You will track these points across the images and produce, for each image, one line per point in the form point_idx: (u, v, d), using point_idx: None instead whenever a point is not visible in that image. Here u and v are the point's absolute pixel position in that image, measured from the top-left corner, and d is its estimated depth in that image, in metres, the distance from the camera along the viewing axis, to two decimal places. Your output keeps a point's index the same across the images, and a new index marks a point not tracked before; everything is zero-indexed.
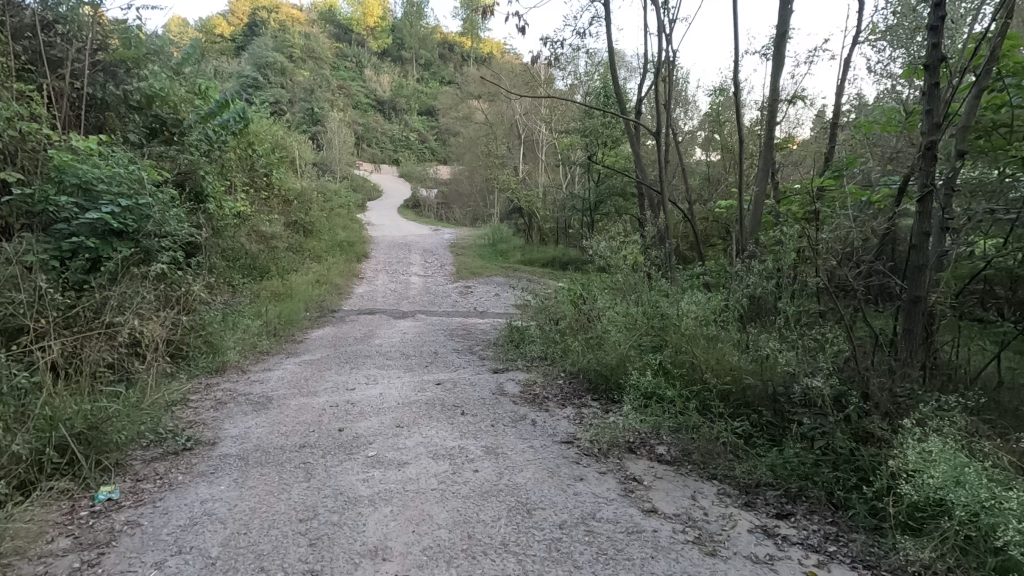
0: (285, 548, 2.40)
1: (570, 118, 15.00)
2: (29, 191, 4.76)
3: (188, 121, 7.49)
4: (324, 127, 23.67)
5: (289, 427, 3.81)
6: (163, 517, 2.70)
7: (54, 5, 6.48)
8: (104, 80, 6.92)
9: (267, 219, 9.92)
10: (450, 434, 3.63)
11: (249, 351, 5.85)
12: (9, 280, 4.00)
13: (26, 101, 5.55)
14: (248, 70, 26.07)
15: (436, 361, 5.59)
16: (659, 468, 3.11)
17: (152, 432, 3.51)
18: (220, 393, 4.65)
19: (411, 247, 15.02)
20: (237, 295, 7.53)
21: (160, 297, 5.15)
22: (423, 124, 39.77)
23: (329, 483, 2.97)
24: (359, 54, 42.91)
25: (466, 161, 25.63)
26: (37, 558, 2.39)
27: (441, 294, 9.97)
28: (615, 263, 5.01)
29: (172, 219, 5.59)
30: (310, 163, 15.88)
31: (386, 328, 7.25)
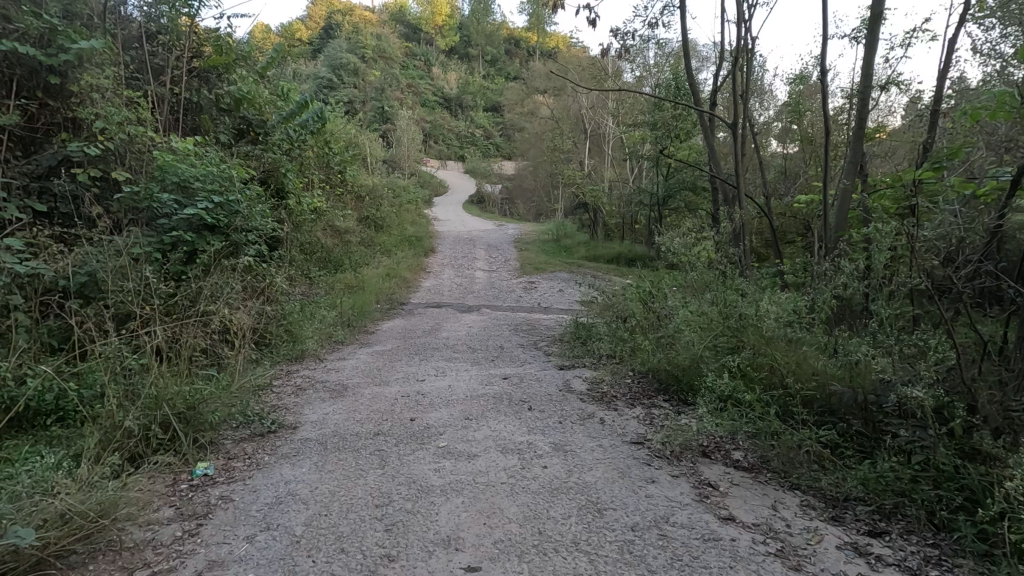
0: (363, 532, 2.49)
1: (638, 111, 14.66)
2: (135, 189, 5.19)
3: (272, 122, 8.04)
4: (394, 126, 24.35)
5: (364, 415, 3.96)
6: (251, 494, 2.89)
7: (157, 17, 7.00)
8: (199, 85, 7.44)
9: (341, 214, 10.36)
10: (518, 428, 3.65)
11: (325, 340, 6.13)
12: (119, 269, 4.39)
13: (133, 107, 6.05)
14: (323, 71, 27.35)
15: (502, 355, 5.64)
16: (736, 475, 2.99)
17: (242, 415, 3.76)
18: (300, 379, 4.92)
19: (475, 242, 15.20)
20: (314, 287, 7.89)
21: (247, 288, 5.51)
22: (488, 120, 40.16)
23: (402, 472, 3.06)
24: (428, 53, 43.82)
25: (530, 157, 25.65)
26: (146, 524, 2.61)
27: (505, 289, 10.04)
28: (688, 260, 4.85)
29: (259, 214, 5.96)
30: (380, 160, 16.38)
31: (453, 322, 7.38)
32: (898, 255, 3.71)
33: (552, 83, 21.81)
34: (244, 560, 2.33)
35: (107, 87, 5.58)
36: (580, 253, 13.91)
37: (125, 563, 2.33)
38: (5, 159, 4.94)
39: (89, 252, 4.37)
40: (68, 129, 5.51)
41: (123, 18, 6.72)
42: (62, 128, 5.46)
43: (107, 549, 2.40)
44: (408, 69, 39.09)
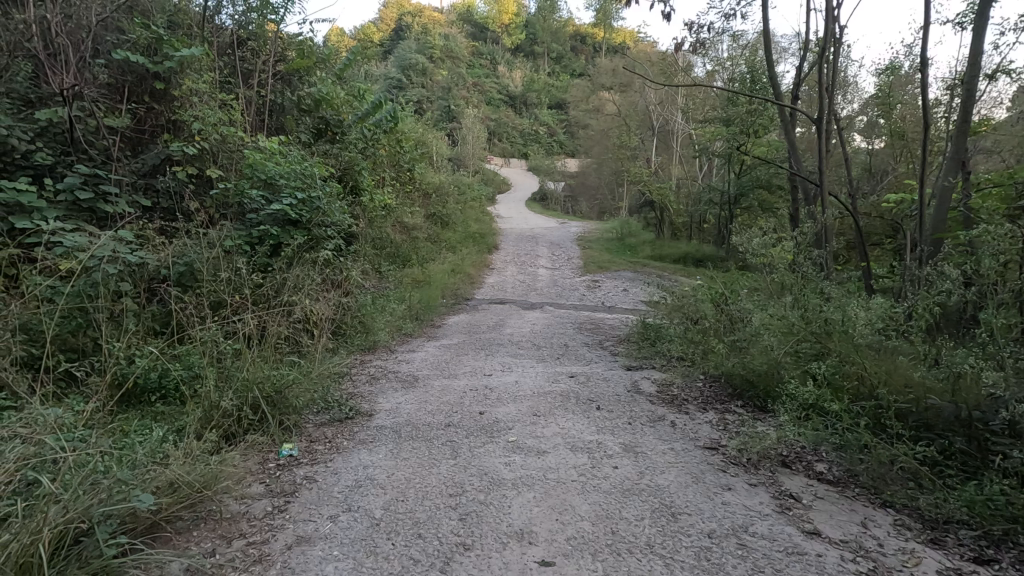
0: (439, 519, 2.57)
1: (710, 106, 14.15)
2: (228, 186, 5.56)
3: (348, 122, 8.40)
4: (460, 125, 24.75)
5: (435, 406, 4.07)
6: (333, 476, 3.04)
7: (246, 24, 7.40)
8: (283, 87, 7.85)
9: (409, 211, 10.64)
10: (587, 427, 3.64)
11: (396, 333, 6.33)
12: (214, 261, 4.73)
13: (226, 109, 6.47)
14: (393, 72, 28.15)
15: (567, 353, 5.63)
16: (821, 488, 2.84)
17: (322, 401, 3.96)
18: (374, 369, 5.12)
19: (538, 240, 15.20)
20: (384, 280, 8.14)
21: (326, 280, 5.79)
22: (553, 117, 40.02)
23: (473, 463, 3.13)
24: (493, 51, 44.21)
25: (594, 155, 25.37)
26: (240, 498, 2.81)
27: (568, 287, 10.00)
28: (766, 261, 4.65)
29: (337, 210, 6.25)
30: (446, 158, 16.69)
31: (516, 319, 7.44)
32: (1010, 260, 3.39)
33: (618, 79, 21.45)
34: (329, 538, 2.46)
35: (204, 92, 6.00)
36: (645, 253, 13.60)
37: (224, 532, 2.52)
38: (117, 157, 5.40)
39: (188, 244, 4.72)
40: (170, 130, 5.95)
41: (217, 26, 7.19)
42: (164, 130, 5.92)
43: (207, 518, 2.61)
44: (474, 68, 39.62)
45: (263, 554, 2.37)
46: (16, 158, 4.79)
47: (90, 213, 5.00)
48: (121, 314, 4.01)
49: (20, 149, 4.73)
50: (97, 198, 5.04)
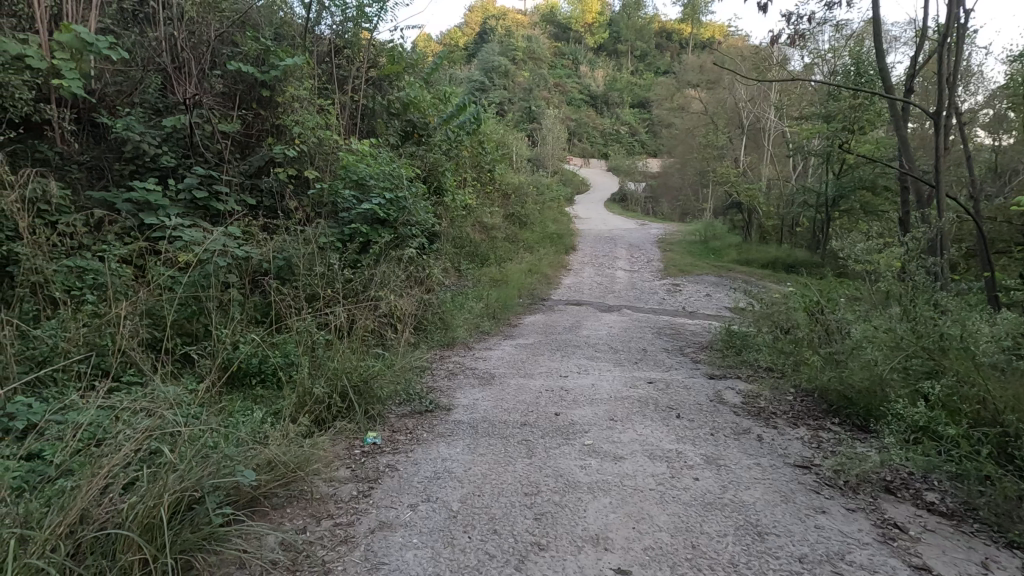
0: (515, 517, 2.59)
1: (808, 101, 13.27)
2: (324, 186, 5.91)
3: (434, 124, 8.75)
4: (540, 125, 24.84)
5: (512, 404, 4.11)
6: (413, 466, 3.15)
7: (343, 33, 7.76)
8: (375, 93, 8.24)
9: (489, 211, 10.81)
10: (665, 435, 3.53)
11: (474, 330, 6.44)
12: (310, 256, 5.05)
13: (323, 114, 6.89)
14: (476, 74, 28.73)
15: (645, 358, 5.48)
16: (931, 519, 2.58)
17: (404, 393, 4.12)
18: (452, 364, 5.25)
19: (617, 241, 14.92)
20: (463, 278, 8.30)
21: (410, 277, 6.01)
22: (635, 116, 39.15)
23: (548, 464, 3.13)
24: (576, 51, 43.94)
25: (677, 155, 24.56)
26: (329, 480, 2.98)
27: (647, 290, 9.73)
28: (870, 268, 4.30)
29: (421, 209, 6.47)
30: (526, 159, 16.79)
31: (593, 321, 7.34)
32: None
33: (705, 76, 20.63)
34: (409, 526, 2.55)
35: (304, 98, 6.42)
36: (731, 256, 12.96)
37: (314, 511, 2.69)
38: (228, 160, 5.89)
39: (288, 241, 5.06)
40: (274, 134, 6.41)
41: (317, 35, 7.61)
42: (269, 134, 6.38)
43: (300, 497, 2.80)
44: (556, 68, 39.59)
45: (349, 536, 2.50)
46: (146, 160, 5.34)
47: (205, 211, 5.48)
48: (228, 303, 4.37)
49: (149, 152, 5.27)
50: (210, 197, 5.52)
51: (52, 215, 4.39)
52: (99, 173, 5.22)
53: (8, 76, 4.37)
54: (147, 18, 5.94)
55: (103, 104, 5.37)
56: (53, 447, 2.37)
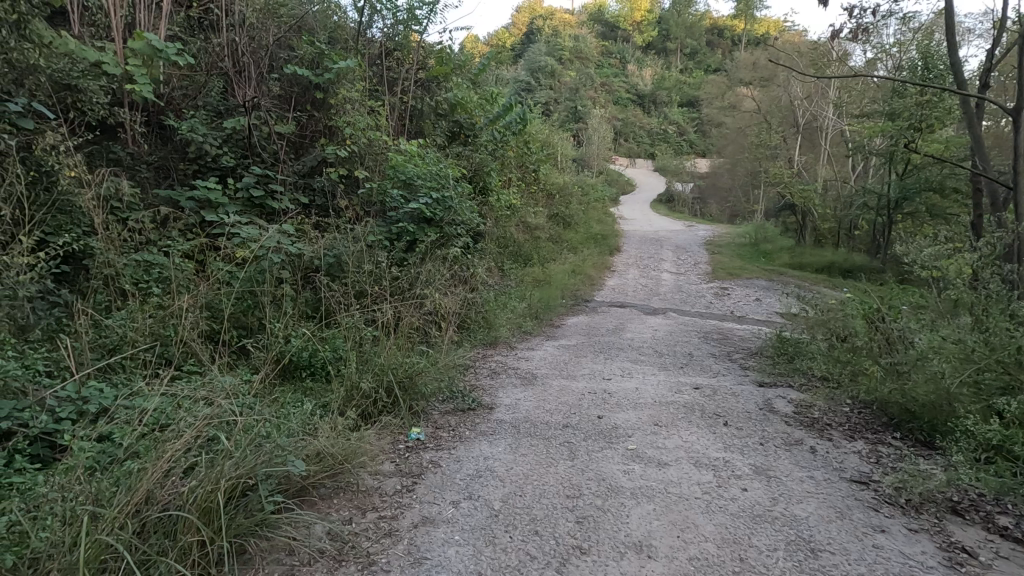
0: (556, 519, 2.57)
1: (870, 98, 12.62)
2: (374, 186, 6.05)
3: (480, 124, 8.84)
4: (585, 125, 24.65)
5: (554, 405, 4.09)
6: (456, 464, 3.18)
7: (393, 36, 7.90)
8: (423, 94, 8.37)
9: (533, 211, 10.79)
10: (712, 442, 3.43)
11: (516, 330, 6.44)
12: (359, 254, 5.18)
13: (374, 115, 7.05)
14: (523, 75, 28.75)
15: (691, 363, 5.35)
16: (1004, 545, 2.41)
17: (448, 390, 4.16)
18: (495, 363, 5.28)
19: (663, 243, 14.62)
20: (506, 277, 8.32)
21: (454, 276, 6.08)
22: (683, 116, 38.30)
23: (591, 467, 3.09)
24: (623, 50, 43.37)
25: (727, 155, 23.87)
26: (374, 473, 3.04)
27: (694, 294, 9.49)
28: (937, 274, 4.05)
29: (466, 209, 6.54)
30: (571, 159, 16.68)
31: (637, 324, 7.21)
32: None
33: (759, 73, 19.97)
34: (452, 523, 2.58)
35: (356, 100, 6.58)
36: (783, 260, 12.48)
37: (359, 503, 2.76)
38: (283, 160, 6.11)
39: (338, 238, 5.21)
40: (326, 135, 6.60)
41: (368, 39, 7.77)
42: (322, 135, 6.58)
43: (346, 488, 2.87)
44: (603, 67, 39.19)
45: (392, 529, 2.55)
46: (207, 160, 5.60)
47: (261, 209, 5.70)
48: (281, 298, 4.53)
49: (211, 153, 5.52)
50: (267, 195, 5.74)
51: (123, 212, 4.66)
52: (165, 172, 5.50)
53: (87, 81, 4.59)
54: (211, 25, 6.24)
55: (170, 107, 5.65)
56: (122, 430, 2.51)
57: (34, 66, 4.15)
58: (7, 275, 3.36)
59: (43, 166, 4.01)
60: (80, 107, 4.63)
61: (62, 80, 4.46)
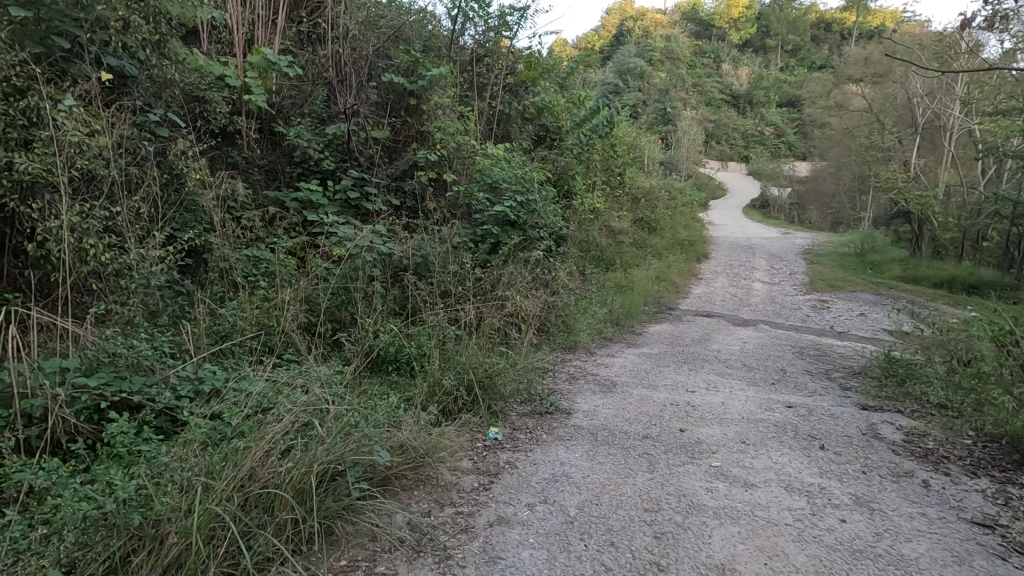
0: (633, 532, 2.51)
1: (1005, 93, 11.26)
2: (461, 189, 6.23)
3: (567, 127, 8.84)
4: (675, 127, 23.94)
5: (633, 415, 3.99)
6: (532, 466, 3.19)
7: (485, 42, 8.07)
8: (511, 98, 8.50)
9: (617, 215, 10.60)
10: (806, 466, 3.20)
11: (596, 335, 6.34)
12: (445, 255, 5.34)
13: (463, 120, 7.25)
14: (611, 77, 28.43)
15: (784, 380, 5.01)
16: None
17: (527, 392, 4.18)
18: (574, 368, 5.24)
19: (756, 251, 13.83)
20: (588, 282, 8.22)
21: (536, 278, 6.11)
22: (782, 116, 36.05)
23: (671, 482, 2.98)
24: (717, 49, 41.61)
25: (832, 157, 22.18)
26: (453, 469, 3.12)
27: (789, 306, 8.88)
28: None
29: (550, 212, 6.56)
30: (659, 163, 16.23)
31: (725, 335, 6.86)
32: None
33: (871, 69, 18.48)
34: (527, 525, 2.59)
35: (447, 105, 6.81)
36: (894, 272, 11.39)
37: (438, 497, 2.84)
38: (378, 163, 6.44)
39: (425, 239, 5.40)
40: (418, 139, 6.87)
41: (460, 46, 7.96)
42: (414, 140, 6.86)
43: (427, 481, 2.97)
44: (696, 68, 37.87)
45: (469, 526, 2.60)
46: (311, 164, 6.00)
47: (356, 210, 6.03)
48: (372, 294, 4.76)
49: (314, 157, 5.92)
50: (362, 197, 6.07)
51: (238, 211, 5.10)
52: (274, 175, 5.96)
53: (212, 93, 5.11)
54: (318, 38, 6.70)
55: (280, 116, 6.09)
56: (231, 410, 2.75)
57: (170, 81, 4.67)
58: (142, 266, 3.77)
59: (174, 169, 4.49)
60: (206, 116, 5.17)
61: (192, 92, 4.97)
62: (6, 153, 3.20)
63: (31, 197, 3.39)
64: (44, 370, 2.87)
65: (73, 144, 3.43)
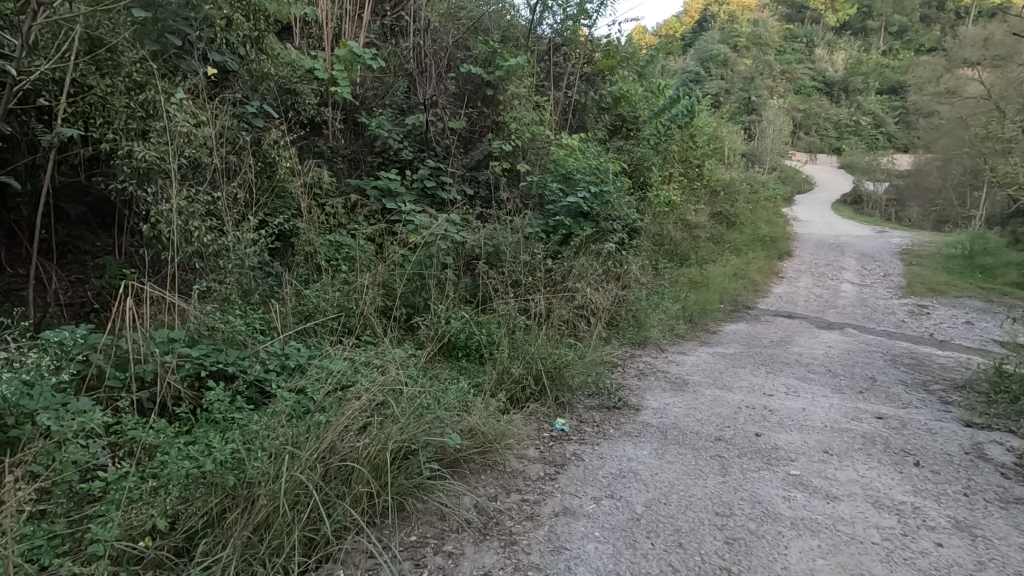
0: (703, 536, 2.43)
1: None
2: (534, 179, 6.23)
3: (644, 117, 8.58)
4: (760, 117, 22.72)
5: (705, 416, 3.85)
6: (599, 460, 3.16)
7: (563, 31, 8.01)
8: (588, 88, 8.38)
9: (694, 208, 10.23)
10: (898, 483, 2.96)
11: (668, 332, 6.16)
12: (517, 245, 5.38)
13: (539, 110, 7.22)
14: (692, 64, 27.37)
15: (874, 389, 4.66)
16: None
17: (595, 386, 4.14)
18: (643, 365, 5.12)
19: (845, 250, 12.89)
20: (660, 277, 7.98)
21: (607, 271, 6.01)
22: (882, 104, 33.25)
23: (745, 487, 2.86)
24: (811, 33, 39.03)
25: (939, 149, 20.23)
26: (520, 457, 3.15)
27: (882, 310, 8.22)
28: None
29: (623, 204, 6.43)
30: (740, 155, 15.43)
31: (807, 338, 6.46)
32: None
33: (991, 51, 16.63)
34: (592, 518, 2.58)
35: (522, 96, 6.81)
36: (1009, 277, 10.24)
37: (504, 482, 2.88)
38: (454, 154, 6.57)
39: (498, 229, 5.45)
40: (493, 130, 6.94)
41: (538, 35, 7.94)
42: (489, 131, 6.98)
43: (494, 466, 3.03)
44: (786, 53, 35.68)
45: (534, 513, 2.62)
46: (391, 154, 6.20)
47: (432, 198, 6.17)
48: (445, 281, 4.87)
49: (394, 147, 6.11)
50: (437, 186, 6.21)
51: (323, 198, 5.36)
52: (356, 164, 6.21)
53: (302, 85, 5.39)
54: (401, 31, 6.90)
55: (363, 107, 6.32)
56: (314, 386, 2.90)
57: (266, 75, 4.97)
58: (238, 248, 4.06)
59: (267, 158, 4.79)
60: (296, 108, 5.45)
61: (285, 85, 5.26)
62: (127, 142, 3.54)
63: (146, 182, 3.73)
64: (154, 339, 3.16)
65: (183, 134, 3.73)
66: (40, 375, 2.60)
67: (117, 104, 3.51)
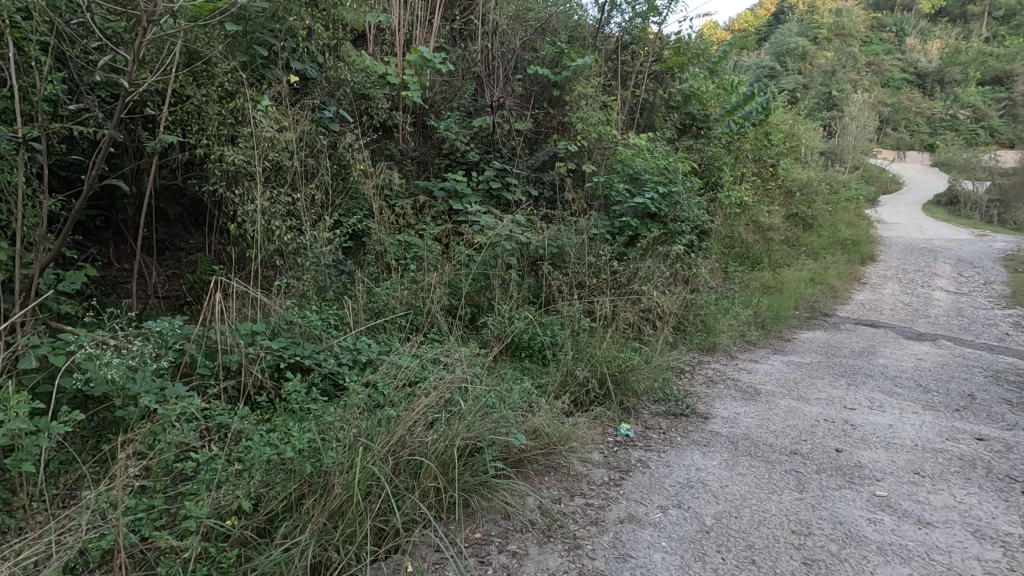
0: (778, 554, 2.31)
1: None
2: (600, 180, 6.15)
3: (715, 116, 8.27)
4: (841, 113, 21.39)
5: (780, 427, 3.66)
6: (665, 468, 3.08)
7: (632, 29, 7.91)
8: (656, 86, 8.22)
9: (766, 210, 9.82)
10: (1003, 512, 2.69)
11: (738, 339, 5.90)
12: (582, 246, 5.34)
13: (606, 110, 7.14)
14: (766, 59, 26.16)
15: (973, 407, 4.26)
16: None
17: (661, 391, 4.03)
18: (711, 371, 4.94)
19: (938, 255, 11.90)
20: (729, 281, 7.68)
21: (675, 274, 5.84)
22: (984, 95, 30.42)
23: (824, 506, 2.70)
24: (901, 22, 36.39)
25: None
26: (584, 461, 3.11)
27: (982, 320, 7.50)
28: None
29: (693, 205, 6.23)
30: (819, 153, 14.56)
31: (894, 349, 6.01)
32: None
33: None
34: (658, 527, 2.51)
35: (589, 96, 6.77)
36: None
37: (567, 485, 2.87)
38: (519, 155, 6.62)
39: (562, 230, 5.43)
40: (559, 131, 6.94)
41: (605, 35, 7.87)
42: (555, 131, 6.99)
43: (557, 468, 3.02)
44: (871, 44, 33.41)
45: (599, 519, 2.59)
46: (458, 156, 6.31)
47: (497, 199, 6.22)
48: (509, 282, 4.91)
49: (461, 149, 6.22)
50: (503, 187, 6.26)
51: (393, 199, 5.53)
52: (424, 166, 6.37)
53: (376, 90, 5.59)
54: (469, 35, 7.02)
55: (432, 110, 6.47)
56: (384, 381, 3.00)
57: (342, 81, 5.18)
58: (314, 247, 4.26)
59: (343, 160, 4.99)
60: (370, 112, 5.66)
61: (360, 90, 5.48)
62: (219, 147, 3.80)
63: (235, 184, 3.98)
64: (239, 331, 3.37)
65: (267, 138, 3.97)
66: (142, 362, 2.84)
67: (211, 111, 3.76)
